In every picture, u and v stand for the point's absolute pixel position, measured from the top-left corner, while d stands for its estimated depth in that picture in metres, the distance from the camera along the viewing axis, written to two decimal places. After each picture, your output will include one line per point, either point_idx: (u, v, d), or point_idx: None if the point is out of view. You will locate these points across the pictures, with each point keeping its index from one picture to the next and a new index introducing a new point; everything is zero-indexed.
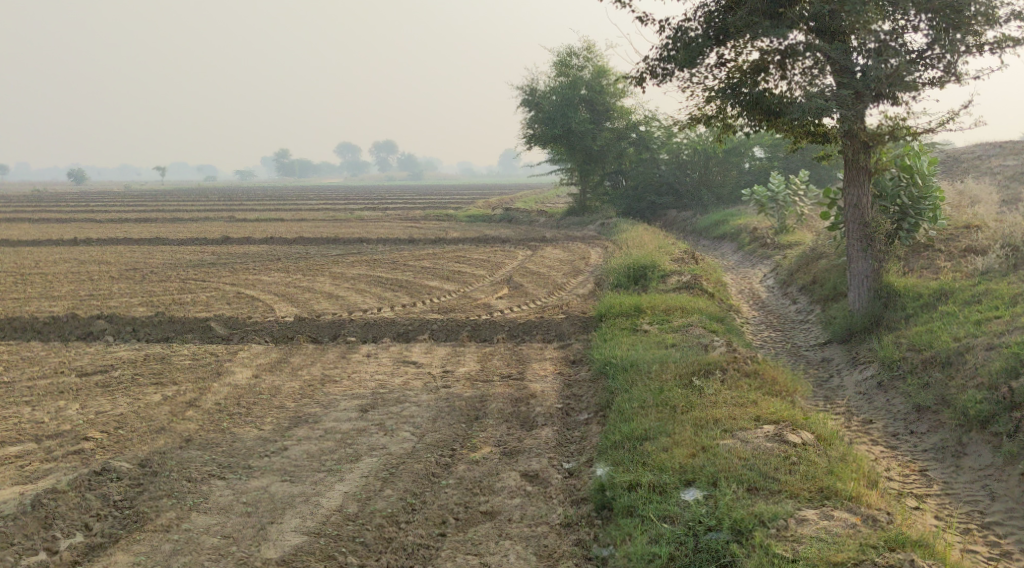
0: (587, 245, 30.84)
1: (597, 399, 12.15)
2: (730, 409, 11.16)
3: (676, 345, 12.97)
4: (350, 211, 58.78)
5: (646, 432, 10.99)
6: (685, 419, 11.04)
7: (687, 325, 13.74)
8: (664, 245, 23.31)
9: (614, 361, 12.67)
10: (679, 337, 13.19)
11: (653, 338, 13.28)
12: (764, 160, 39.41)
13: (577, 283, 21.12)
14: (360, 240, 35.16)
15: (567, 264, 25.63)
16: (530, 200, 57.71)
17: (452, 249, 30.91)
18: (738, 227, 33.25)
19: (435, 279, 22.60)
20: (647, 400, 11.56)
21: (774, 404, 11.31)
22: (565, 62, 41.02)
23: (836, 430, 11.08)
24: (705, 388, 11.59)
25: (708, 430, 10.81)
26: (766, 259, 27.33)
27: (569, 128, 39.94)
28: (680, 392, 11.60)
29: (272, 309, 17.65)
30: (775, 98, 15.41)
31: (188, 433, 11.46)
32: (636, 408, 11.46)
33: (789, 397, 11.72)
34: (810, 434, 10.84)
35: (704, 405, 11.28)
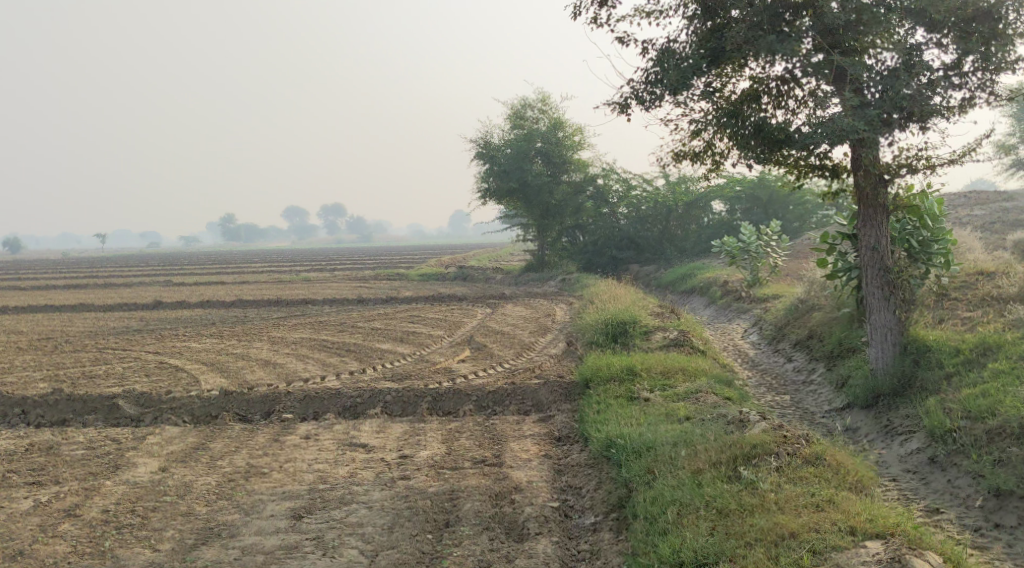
0: (550, 303, 28.77)
1: (609, 497, 9.97)
2: (808, 515, 8.98)
3: (692, 419, 10.80)
4: (294, 272, 56.30)
5: (708, 557, 8.82)
6: (753, 536, 8.88)
7: (697, 392, 11.58)
8: (639, 300, 21.21)
9: (619, 443, 10.48)
10: (697, 408, 11.03)
11: (658, 411, 11.11)
12: (726, 213, 37.78)
13: (546, 344, 18.92)
14: (304, 301, 32.78)
15: (531, 322, 23.44)
16: (483, 259, 55.66)
17: (404, 309, 28.60)
18: (708, 280, 31.41)
19: (387, 342, 20.28)
20: (695, 504, 9.39)
21: (854, 502, 9.16)
22: (519, 113, 39.21)
23: (950, 542, 8.89)
24: (759, 485, 9.42)
25: (791, 553, 8.64)
26: (743, 312, 25.36)
27: (525, 182, 37.99)
28: (728, 490, 9.42)
29: (196, 383, 15.19)
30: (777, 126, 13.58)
31: (55, 560, 9.01)
32: (675, 519, 9.28)
33: (867, 492, 9.56)
34: (936, 554, 8.66)
35: (775, 507, 9.13)
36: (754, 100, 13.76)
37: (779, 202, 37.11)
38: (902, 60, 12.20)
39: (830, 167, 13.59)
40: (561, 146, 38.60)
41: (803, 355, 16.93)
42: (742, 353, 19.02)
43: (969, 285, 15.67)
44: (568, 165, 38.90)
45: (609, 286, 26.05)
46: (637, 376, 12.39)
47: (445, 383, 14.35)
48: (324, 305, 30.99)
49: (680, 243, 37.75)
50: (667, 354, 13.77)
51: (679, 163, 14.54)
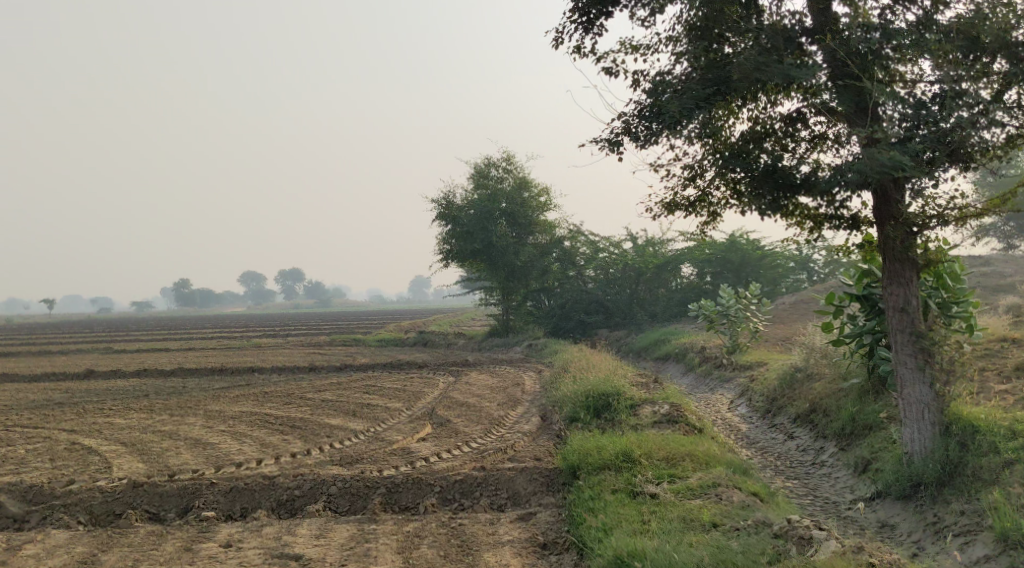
0: (516, 370, 26.78)
1: None
2: None
3: (720, 526, 9.00)
4: (248, 339, 53.90)
5: None
6: None
7: (715, 485, 9.78)
8: (619, 369, 19.28)
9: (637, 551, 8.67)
10: (723, 511, 9.22)
11: (678, 510, 9.34)
12: (698, 277, 36.14)
13: (517, 419, 16.87)
14: (252, 370, 30.60)
15: (498, 393, 21.38)
16: (445, 323, 53.63)
17: (360, 378, 26.47)
18: (684, 345, 29.66)
19: (338, 416, 18.13)
20: None
21: None
22: (482, 172, 37.40)
23: None
24: None
25: None
26: (727, 380, 23.51)
27: (489, 243, 36.11)
28: None
29: (109, 474, 12.99)
30: (787, 172, 11.71)
31: None
32: None
33: None
34: None
35: None
36: (760, 141, 11.93)
37: (753, 265, 35.52)
38: (948, 86, 10.30)
39: (847, 218, 11.72)
40: (526, 207, 36.84)
41: (807, 431, 15.05)
42: (735, 428, 17.04)
43: (994, 352, 13.91)
44: (533, 227, 37.11)
45: (582, 352, 24.10)
46: (636, 463, 10.45)
47: (402, 468, 12.26)
48: (273, 374, 28.82)
49: (650, 307, 35.94)
50: (660, 434, 11.82)
51: (669, 216, 12.56)
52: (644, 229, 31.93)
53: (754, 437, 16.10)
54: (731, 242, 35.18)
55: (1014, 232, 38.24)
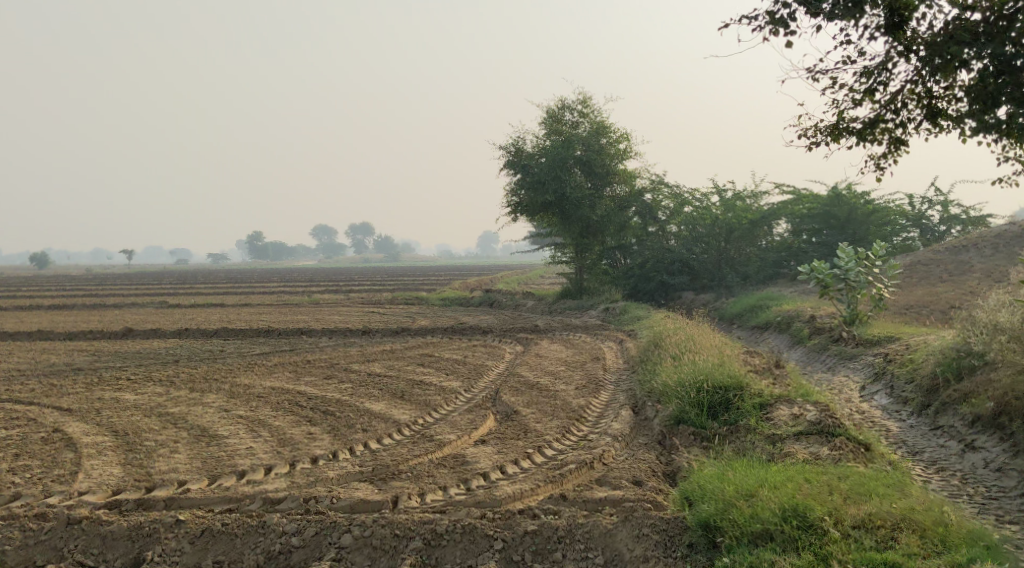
0: (595, 340, 23.22)
1: None
2: None
3: None
4: (304, 294, 50.41)
5: None
6: None
7: None
8: (724, 346, 15.72)
9: None
10: None
11: None
12: (792, 237, 32.30)
13: (603, 413, 13.39)
14: (301, 331, 27.27)
15: (574, 370, 17.85)
16: (514, 281, 49.97)
17: (416, 346, 23.04)
18: (787, 312, 26.00)
19: (383, 399, 14.79)
20: None
21: None
22: (555, 116, 33.68)
23: None
24: None
25: None
26: (853, 362, 20.07)
27: (563, 195, 32.36)
28: None
29: (73, 506, 9.83)
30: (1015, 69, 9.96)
31: None
32: None
33: None
34: None
35: None
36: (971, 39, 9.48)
37: (859, 222, 31.13)
38: None
39: None
40: (604, 155, 32.98)
41: (1005, 453, 11.76)
42: (885, 438, 13.45)
43: None
44: (611, 177, 33.26)
45: (677, 321, 20.45)
46: (816, 530, 9.15)
47: (463, 507, 9.75)
48: (323, 338, 25.51)
49: (740, 268, 31.99)
50: (796, 463, 10.03)
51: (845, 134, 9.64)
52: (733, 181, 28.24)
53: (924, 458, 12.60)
54: (834, 194, 31.05)
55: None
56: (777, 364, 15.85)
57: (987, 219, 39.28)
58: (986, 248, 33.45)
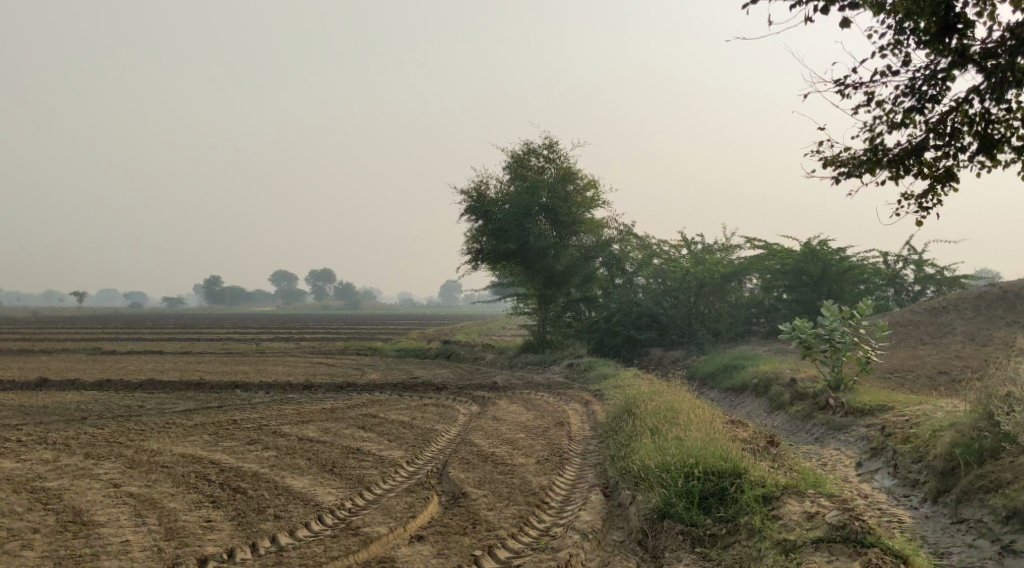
0: (560, 401, 21.00)
1: None
2: None
3: None
4: (252, 342, 47.53)
5: None
6: None
7: None
8: (707, 419, 13.67)
9: None
10: None
11: None
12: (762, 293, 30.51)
13: (569, 497, 11.32)
14: (236, 384, 24.78)
15: (535, 438, 15.65)
16: (473, 333, 47.61)
17: (359, 404, 20.67)
18: (766, 373, 24.01)
19: (309, 473, 12.53)
20: None
21: None
22: (519, 160, 31.75)
23: None
24: None
25: None
26: (846, 434, 18.11)
27: (527, 243, 30.38)
28: None
29: None
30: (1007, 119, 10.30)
31: None
32: None
33: None
34: None
35: None
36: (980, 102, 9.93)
37: (835, 279, 29.10)
38: None
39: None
40: (571, 203, 31.10)
41: None
42: (898, 536, 11.38)
43: None
44: (578, 226, 31.40)
45: (650, 383, 18.30)
46: None
47: None
48: (259, 393, 23.00)
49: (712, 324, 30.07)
50: None
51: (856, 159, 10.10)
52: (700, 234, 28.74)
53: (953, 566, 11.00)
54: (807, 249, 29.12)
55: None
56: (768, 444, 13.72)
57: (961, 279, 37.83)
58: (965, 309, 31.96)
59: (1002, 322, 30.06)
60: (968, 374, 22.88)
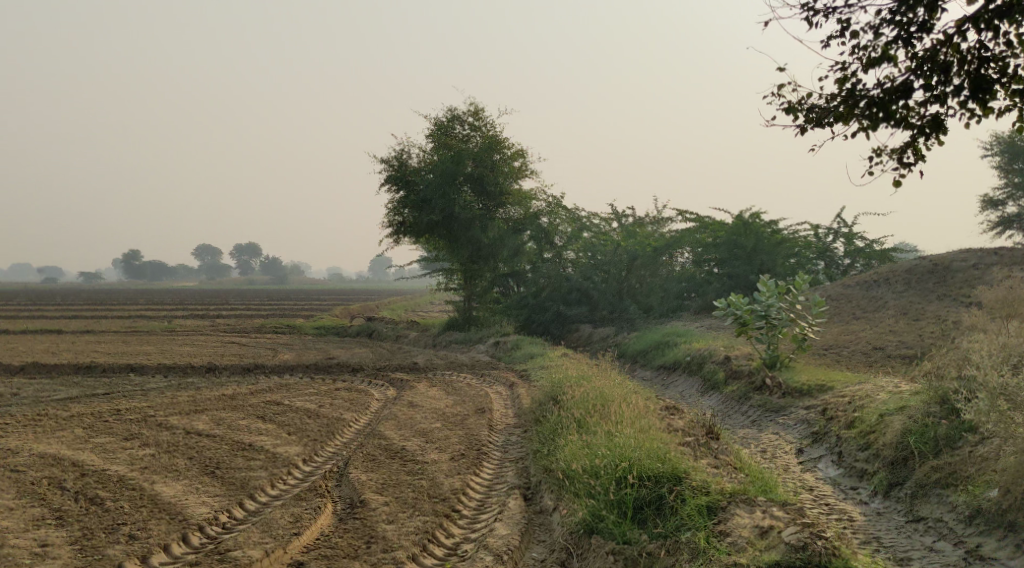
0: (482, 383, 19.52)
1: None
2: None
3: None
4: (165, 320, 45.15)
5: None
6: None
7: None
8: (639, 408, 12.32)
9: None
10: None
11: None
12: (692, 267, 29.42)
13: (477, 520, 10.13)
14: (131, 367, 22.91)
15: (452, 429, 14.15)
16: (399, 309, 45.73)
17: (262, 389, 18.96)
18: (698, 350, 22.80)
19: (185, 476, 10.92)
20: None
21: None
22: (443, 127, 30.08)
23: None
24: None
25: None
26: (786, 417, 16.90)
27: (450, 215, 28.82)
28: None
29: None
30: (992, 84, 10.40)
31: None
32: None
33: None
34: None
35: None
36: (927, 81, 10.33)
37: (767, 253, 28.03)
38: None
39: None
40: (497, 173, 29.58)
41: None
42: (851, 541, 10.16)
43: None
44: (504, 197, 29.93)
45: (580, 366, 16.87)
46: None
47: None
48: (155, 377, 21.13)
49: (643, 299, 28.76)
50: None
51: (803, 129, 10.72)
52: (632, 207, 28.76)
53: None
54: (739, 221, 27.99)
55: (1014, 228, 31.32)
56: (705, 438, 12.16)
57: (893, 253, 37.02)
58: (899, 283, 31.11)
59: (934, 295, 29.28)
60: (905, 350, 21.88)
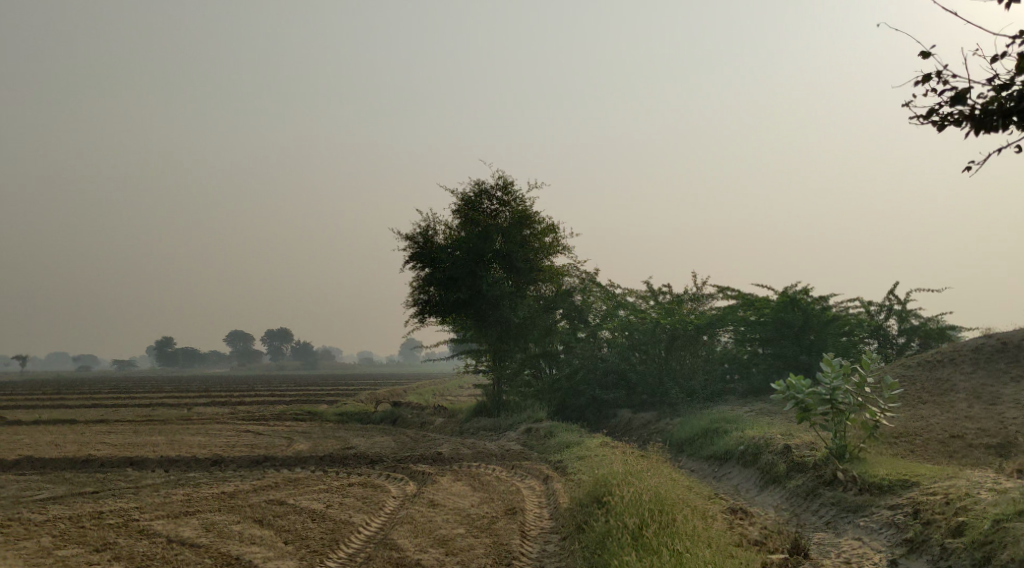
0: (513, 478, 17.30)
1: None
2: None
3: None
4: (185, 406, 43.22)
5: None
6: None
7: None
8: (703, 531, 10.18)
9: None
10: None
11: None
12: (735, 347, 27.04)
13: None
14: (130, 459, 21.00)
15: (477, 536, 12.04)
16: (429, 393, 43.48)
17: (265, 485, 16.91)
18: (752, 439, 20.50)
19: None
20: None
21: None
22: (470, 203, 28.19)
23: None
24: None
25: None
26: (864, 521, 14.52)
27: (478, 293, 26.89)
28: None
29: None
30: None
31: None
32: None
33: None
34: None
35: None
36: None
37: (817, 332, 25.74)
38: None
39: None
40: (528, 248, 27.68)
41: None
42: None
43: None
44: (535, 274, 27.96)
45: (628, 459, 14.66)
46: None
47: None
48: (153, 472, 19.03)
49: None
50: None
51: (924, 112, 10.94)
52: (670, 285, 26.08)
53: None
54: (787, 298, 25.75)
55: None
56: (797, 559, 10.74)
57: (954, 329, 34.53)
58: (966, 362, 28.68)
59: (1005, 376, 26.86)
60: (989, 438, 19.43)
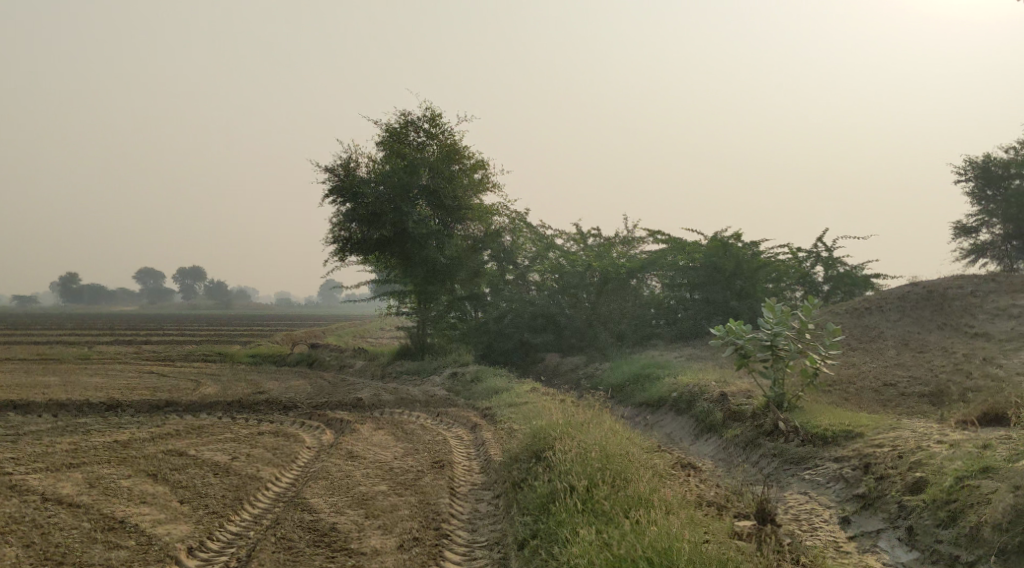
0: (439, 426, 16.06)
1: None
2: None
3: None
4: (86, 347, 40.91)
5: None
6: None
7: None
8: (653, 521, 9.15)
9: None
10: None
11: None
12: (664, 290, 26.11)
13: None
14: (16, 402, 19.23)
15: (399, 493, 10.82)
16: (345, 336, 41.86)
17: (165, 433, 15.40)
18: (686, 385, 19.57)
19: None
20: None
21: None
22: (395, 135, 26.65)
23: None
24: None
25: None
26: (810, 474, 13.65)
27: (404, 231, 25.40)
28: None
29: None
30: None
31: None
32: None
33: None
34: None
35: None
36: None
37: (748, 276, 24.91)
38: None
39: None
40: (455, 184, 26.22)
41: None
42: None
43: None
44: (464, 212, 26.55)
45: (563, 409, 13.49)
46: None
47: None
48: (39, 417, 17.28)
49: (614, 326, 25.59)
50: None
51: None
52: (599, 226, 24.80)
53: None
54: (718, 242, 24.84)
55: (1017, 252, 28.53)
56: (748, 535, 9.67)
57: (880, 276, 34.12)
58: (893, 308, 28.21)
59: (933, 324, 26.44)
60: (925, 387, 18.80)
